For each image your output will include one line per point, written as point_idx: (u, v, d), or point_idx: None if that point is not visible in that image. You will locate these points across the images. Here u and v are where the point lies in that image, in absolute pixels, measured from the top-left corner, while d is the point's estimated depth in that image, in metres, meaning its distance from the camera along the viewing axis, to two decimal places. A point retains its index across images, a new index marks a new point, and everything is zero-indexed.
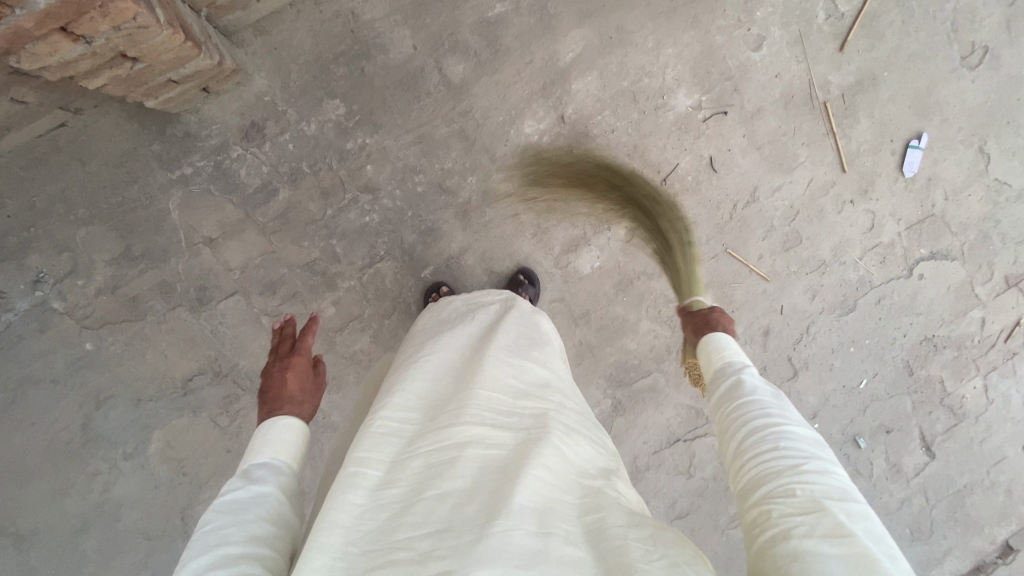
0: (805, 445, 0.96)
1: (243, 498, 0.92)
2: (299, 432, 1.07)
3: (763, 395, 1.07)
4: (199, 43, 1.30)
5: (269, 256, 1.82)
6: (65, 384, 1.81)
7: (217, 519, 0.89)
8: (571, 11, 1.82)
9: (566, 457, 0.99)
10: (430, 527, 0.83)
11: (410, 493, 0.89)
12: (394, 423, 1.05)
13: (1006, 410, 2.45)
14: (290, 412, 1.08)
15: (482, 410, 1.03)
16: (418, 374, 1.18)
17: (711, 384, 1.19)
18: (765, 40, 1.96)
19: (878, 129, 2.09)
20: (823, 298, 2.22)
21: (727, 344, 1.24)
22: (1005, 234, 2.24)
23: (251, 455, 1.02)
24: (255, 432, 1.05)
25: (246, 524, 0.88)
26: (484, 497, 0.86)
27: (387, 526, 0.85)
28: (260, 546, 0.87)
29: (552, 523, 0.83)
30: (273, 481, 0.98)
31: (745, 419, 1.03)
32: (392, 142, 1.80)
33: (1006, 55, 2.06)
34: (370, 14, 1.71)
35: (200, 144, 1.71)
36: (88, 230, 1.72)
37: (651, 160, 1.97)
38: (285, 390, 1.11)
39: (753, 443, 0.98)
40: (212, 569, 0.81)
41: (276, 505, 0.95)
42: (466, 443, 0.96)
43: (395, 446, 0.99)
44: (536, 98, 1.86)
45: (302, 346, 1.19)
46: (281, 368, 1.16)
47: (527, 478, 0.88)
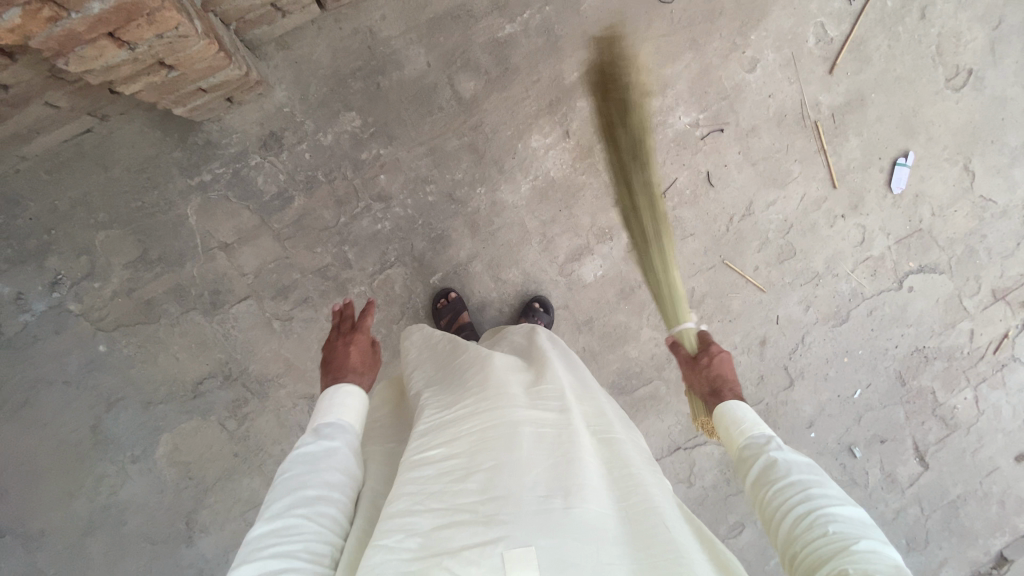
0: (851, 527, 0.99)
1: (316, 450, 1.07)
2: (361, 400, 1.21)
3: (803, 472, 1.11)
4: (229, 54, 1.37)
5: (283, 262, 1.86)
6: (77, 386, 1.84)
7: (295, 467, 1.04)
8: (577, 33, 1.93)
9: (605, 451, 1.13)
10: (491, 495, 0.98)
11: (470, 466, 1.04)
12: (448, 407, 1.18)
13: (997, 420, 2.52)
14: (353, 380, 1.23)
15: (530, 403, 1.18)
16: (470, 367, 1.31)
17: (742, 457, 1.23)
18: (759, 62, 2.07)
19: (867, 147, 2.20)
20: (817, 309, 2.29)
21: (745, 412, 1.29)
22: (990, 248, 2.34)
23: (321, 414, 1.16)
24: (322, 396, 1.19)
25: (321, 473, 1.04)
26: (539, 476, 1.02)
27: (451, 492, 0.99)
28: (333, 491, 1.02)
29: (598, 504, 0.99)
30: (340, 438, 1.12)
31: (787, 505, 1.06)
32: (405, 153, 1.88)
33: (987, 79, 2.19)
34: (387, 32, 1.80)
35: (220, 152, 1.78)
36: (108, 234, 1.77)
37: (652, 173, 2.06)
38: (348, 362, 1.26)
39: (800, 525, 1.02)
40: (295, 507, 0.97)
41: (344, 458, 1.09)
42: (519, 427, 1.11)
43: (450, 425, 1.13)
44: (543, 114, 1.95)
45: (363, 326, 1.34)
46: (345, 342, 1.31)
47: (576, 467, 1.04)
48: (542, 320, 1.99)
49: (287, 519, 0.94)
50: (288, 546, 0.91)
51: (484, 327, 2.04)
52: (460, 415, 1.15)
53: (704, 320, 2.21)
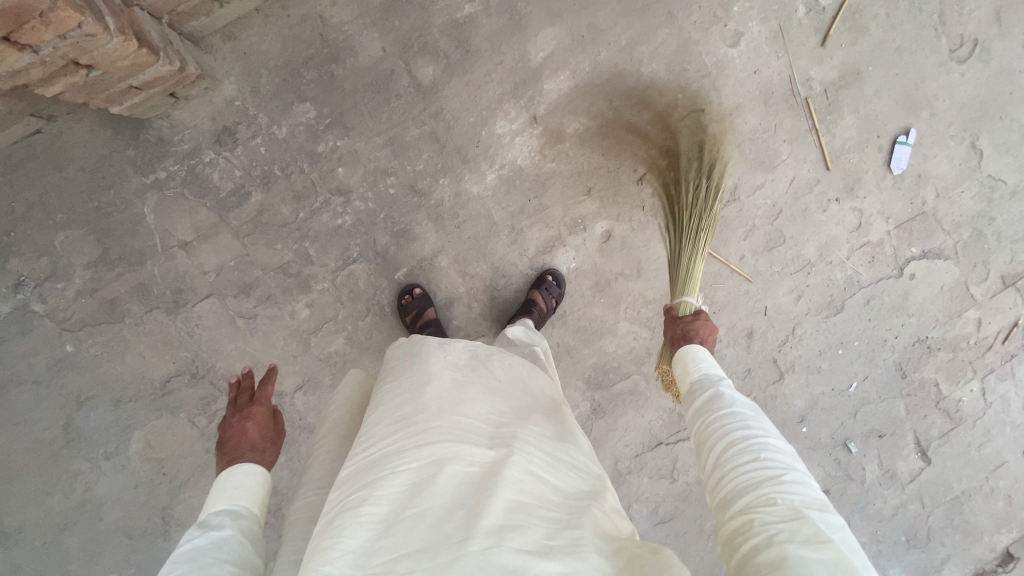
0: (783, 458, 0.99)
1: (199, 546, 1.00)
2: (258, 477, 1.13)
3: (743, 407, 1.09)
4: (156, 50, 1.32)
5: (243, 259, 1.83)
6: (49, 385, 1.86)
7: (176, 569, 0.96)
8: (542, 11, 1.81)
9: (540, 478, 1.07)
10: (408, 550, 0.92)
11: (392, 515, 0.98)
12: (373, 441, 1.13)
13: (1005, 414, 2.37)
14: (252, 459, 1.14)
15: (461, 432, 1.12)
16: (394, 391, 1.24)
17: (688, 395, 1.21)
18: (742, 36, 1.92)
19: (863, 125, 2.04)
20: (809, 299, 2.16)
21: (702, 354, 1.25)
22: (1000, 232, 2.19)
23: (212, 503, 1.08)
24: (218, 479, 1.12)
25: (205, 568, 0.96)
26: (461, 517, 0.95)
27: (370, 547, 0.94)
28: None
29: (524, 541, 0.92)
30: (231, 526, 1.05)
31: (723, 433, 1.04)
32: (363, 145, 1.81)
33: (995, 49, 2.05)
34: (339, 18, 1.72)
35: (173, 149, 1.74)
36: (67, 234, 1.76)
37: (627, 160, 1.95)
38: (245, 439, 1.16)
39: (729, 450, 1.01)
40: None
41: (235, 548, 1.01)
42: (445, 461, 1.04)
43: (373, 466, 1.07)
44: (507, 99, 1.85)
45: (261, 396, 1.25)
46: (240, 417, 1.21)
47: (499, 498, 0.97)
48: (555, 293, 1.95)
49: None
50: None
51: (452, 322, 1.99)
52: (385, 451, 1.09)
53: None
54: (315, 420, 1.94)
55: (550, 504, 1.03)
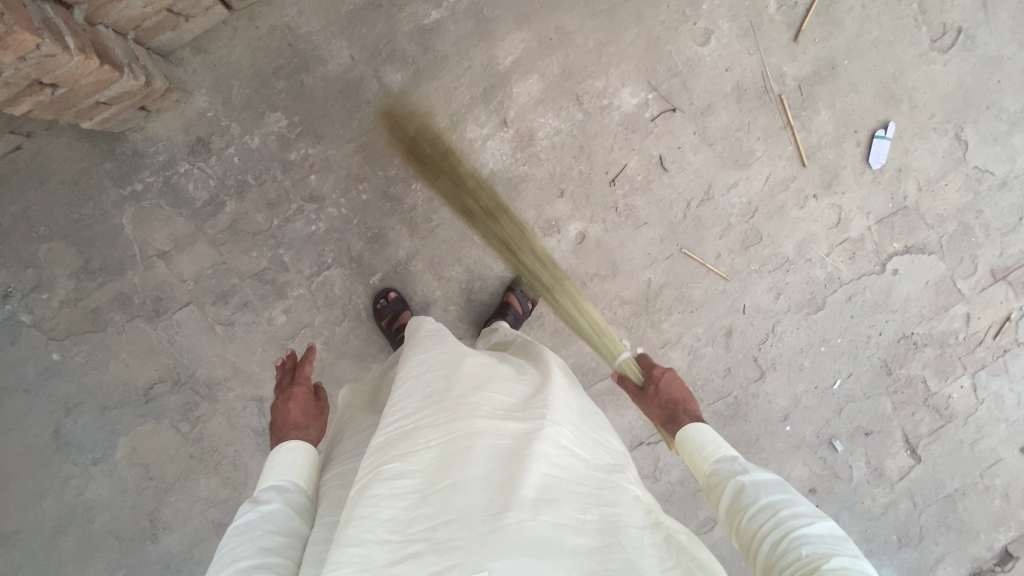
0: (825, 543, 0.97)
1: (253, 517, 1.09)
2: (303, 452, 1.24)
3: (773, 492, 1.08)
4: (119, 66, 1.36)
5: (221, 267, 1.87)
6: (36, 393, 1.91)
7: (232, 540, 1.05)
8: (509, 15, 1.82)
9: (568, 454, 1.13)
10: (445, 518, 0.96)
11: (427, 488, 1.02)
12: (405, 418, 1.17)
13: (998, 410, 2.34)
14: (296, 436, 1.26)
15: (492, 412, 1.17)
16: (423, 377, 1.28)
17: (711, 485, 1.19)
18: (713, 34, 1.91)
19: (839, 120, 2.02)
20: (789, 297, 2.15)
21: (707, 435, 1.25)
22: (987, 224, 2.15)
23: (261, 482, 1.19)
24: (267, 459, 1.23)
25: (258, 538, 1.05)
26: (496, 491, 1.00)
27: (406, 517, 0.98)
28: (271, 555, 1.03)
29: (557, 514, 0.98)
30: (278, 499, 1.15)
31: (760, 530, 1.03)
32: (335, 152, 1.83)
33: (978, 38, 2.01)
34: (307, 28, 1.75)
35: (149, 161, 1.78)
36: (50, 246, 1.81)
37: (600, 161, 1.95)
38: (289, 418, 1.29)
39: (775, 548, 0.99)
40: None
41: (282, 519, 1.11)
42: (478, 434, 1.10)
43: (406, 440, 1.11)
44: (477, 104, 1.86)
45: (303, 376, 1.39)
46: (285, 399, 1.35)
47: (533, 473, 1.02)
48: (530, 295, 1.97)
49: None
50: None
51: None
52: (419, 430, 1.13)
53: (663, 311, 2.10)
54: None
55: (579, 477, 1.10)
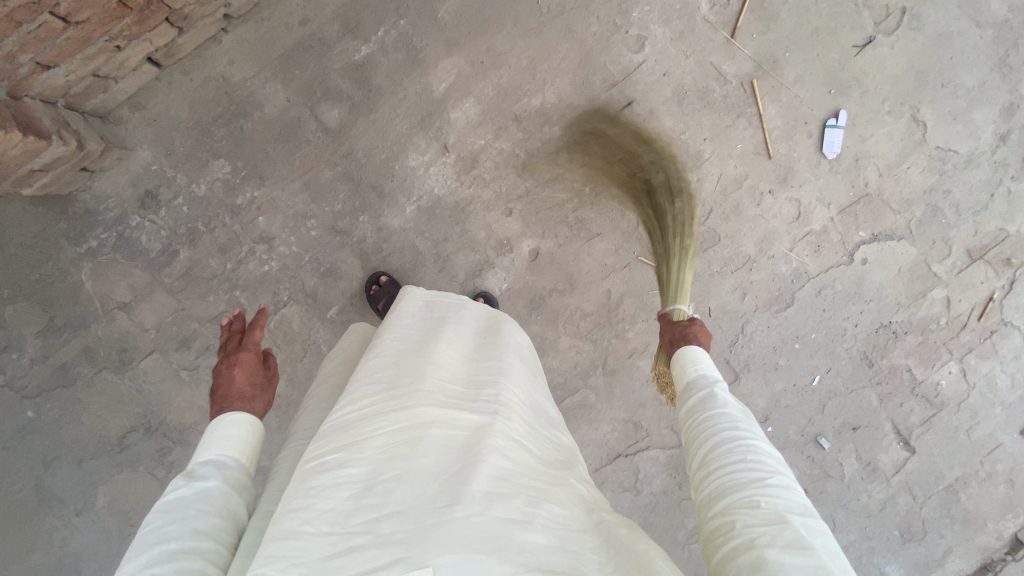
0: (770, 461, 0.96)
1: (185, 497, 0.99)
2: (247, 426, 1.13)
3: (736, 409, 1.07)
4: (45, 135, 1.41)
5: (180, 314, 1.90)
6: (16, 451, 1.95)
7: (160, 518, 0.96)
8: (438, 43, 1.83)
9: (522, 448, 1.08)
10: (389, 510, 0.90)
11: (372, 476, 0.96)
12: (352, 405, 1.10)
13: (992, 393, 2.24)
14: (239, 407, 1.15)
15: (444, 402, 1.10)
16: (378, 362, 1.21)
17: (683, 396, 1.18)
18: (646, 40, 1.90)
19: (788, 113, 1.98)
20: (755, 295, 2.10)
21: (701, 356, 1.22)
22: (957, 204, 2.08)
23: (200, 453, 1.08)
24: (208, 428, 1.11)
25: (188, 520, 0.96)
26: (444, 483, 0.94)
27: (349, 507, 0.91)
28: (201, 540, 0.94)
29: (510, 508, 0.92)
30: (217, 477, 1.04)
31: (713, 435, 1.02)
32: (280, 192, 1.85)
33: (925, 15, 1.97)
34: (240, 75, 1.78)
35: (101, 218, 1.83)
36: (15, 307, 1.86)
37: (545, 178, 1.94)
38: (234, 388, 1.18)
39: (717, 447, 0.99)
40: (152, 566, 0.88)
41: (219, 499, 1.01)
42: (428, 426, 1.04)
43: (353, 431, 1.04)
44: (416, 132, 1.87)
45: (249, 341, 1.26)
46: (229, 365, 1.22)
47: (484, 465, 0.96)
48: None
49: None
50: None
51: None
52: (365, 419, 1.06)
53: (626, 321, 2.06)
54: (266, 460, 1.99)
55: (532, 473, 1.04)
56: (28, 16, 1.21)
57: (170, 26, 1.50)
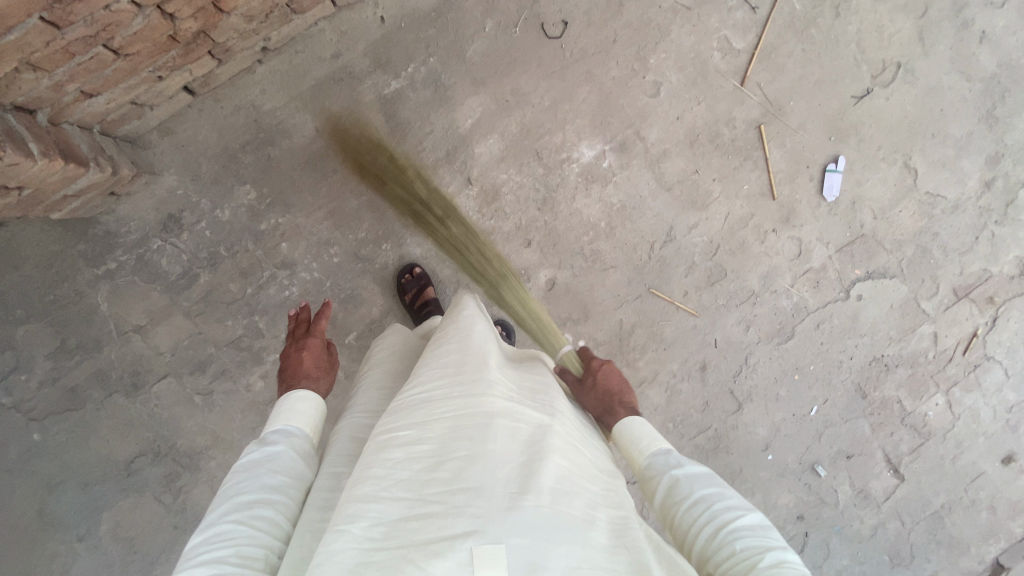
0: (759, 540, 0.97)
1: (258, 458, 1.08)
2: (313, 403, 1.22)
3: (705, 485, 1.09)
4: (84, 162, 1.42)
5: (197, 337, 1.90)
6: (18, 475, 1.90)
7: (237, 475, 1.05)
8: (466, 80, 1.90)
9: (579, 452, 1.12)
10: (461, 484, 0.92)
11: (444, 452, 0.98)
12: (423, 387, 1.13)
13: (975, 424, 2.36)
14: (305, 385, 1.24)
15: (509, 394, 1.13)
16: (443, 350, 1.24)
17: (645, 477, 1.18)
18: (662, 85, 2.00)
19: (792, 157, 2.10)
20: (759, 328, 2.19)
21: (643, 429, 1.23)
22: (944, 246, 2.22)
23: (270, 424, 1.18)
24: (276, 405, 1.21)
25: (258, 477, 1.04)
26: (512, 471, 0.96)
27: (422, 479, 0.94)
28: (271, 494, 1.02)
29: (572, 505, 0.96)
30: (285, 443, 1.12)
31: (695, 526, 1.03)
32: (304, 219, 1.88)
33: (918, 70, 2.11)
34: (270, 104, 1.82)
35: (122, 240, 1.83)
36: (26, 328, 1.83)
37: (563, 211, 2.01)
38: (301, 367, 1.27)
39: (710, 543, 1.00)
40: (229, 513, 0.97)
41: (286, 462, 1.09)
42: (497, 412, 1.06)
43: (423, 412, 1.06)
44: (441, 164, 1.93)
45: (317, 329, 1.37)
46: (298, 349, 1.33)
47: (550, 462, 1.00)
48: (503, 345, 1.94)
49: (218, 525, 0.95)
50: (217, 552, 0.90)
51: None
52: (435, 402, 1.08)
53: (637, 350, 2.12)
54: None
55: (589, 474, 1.08)
56: (82, 49, 1.22)
57: (211, 58, 1.53)
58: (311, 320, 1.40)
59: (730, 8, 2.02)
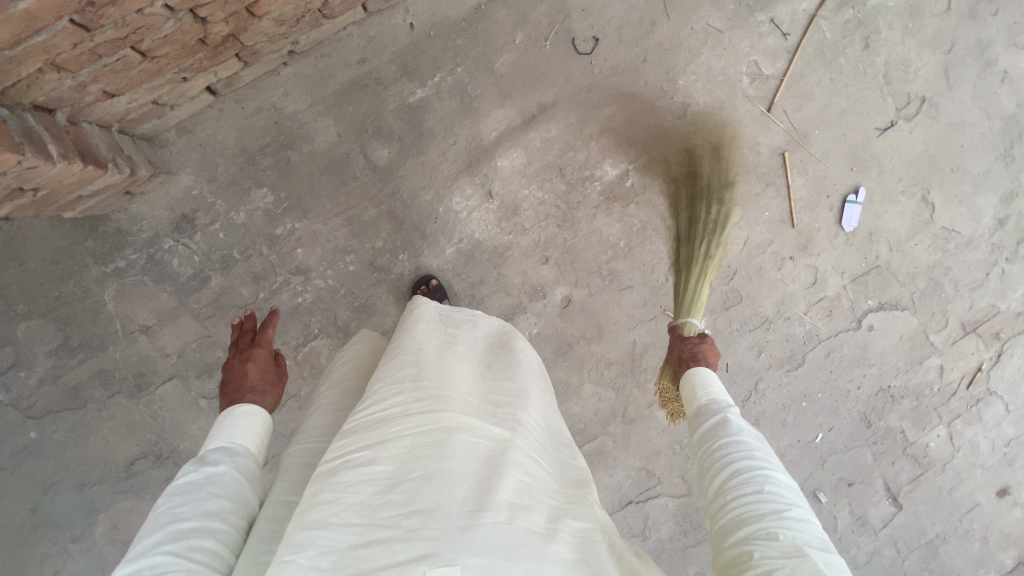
0: (787, 492, 0.94)
1: (195, 479, 0.96)
2: (258, 419, 1.11)
3: (748, 434, 1.05)
4: (103, 164, 1.37)
5: (205, 340, 1.85)
6: (13, 473, 1.85)
7: (169, 501, 0.93)
8: (492, 93, 1.87)
9: (542, 465, 1.03)
10: (416, 506, 0.83)
11: (397, 473, 0.88)
12: (375, 400, 1.02)
13: (975, 457, 2.38)
14: (250, 401, 1.12)
15: (466, 406, 1.04)
16: (396, 359, 1.13)
17: (693, 420, 1.15)
18: (689, 107, 1.98)
19: (814, 186, 2.10)
20: (770, 354, 2.20)
21: (710, 377, 1.19)
22: (956, 280, 2.23)
23: (210, 442, 1.06)
24: (219, 418, 1.09)
25: (197, 501, 0.93)
26: (470, 489, 0.87)
27: (374, 501, 0.84)
28: (211, 521, 0.91)
29: (533, 520, 0.87)
30: (228, 461, 1.01)
31: (724, 463, 1.00)
32: (321, 226, 1.84)
33: (943, 104, 2.11)
34: (293, 107, 1.78)
35: (133, 239, 1.78)
36: (28, 324, 1.78)
37: (583, 229, 1.98)
38: (246, 381, 1.15)
39: (732, 480, 0.96)
40: (162, 544, 0.85)
41: (230, 484, 0.98)
42: (454, 427, 0.97)
43: (377, 428, 0.96)
44: (462, 176, 1.89)
45: (263, 339, 1.24)
46: (242, 361, 1.20)
47: (509, 475, 0.91)
48: None
49: (147, 559, 0.83)
50: None
51: None
52: (387, 418, 0.98)
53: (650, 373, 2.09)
54: None
55: (551, 490, 0.99)
56: (110, 51, 1.17)
57: (237, 61, 1.49)
58: (256, 329, 1.27)
59: (762, 33, 2.00)
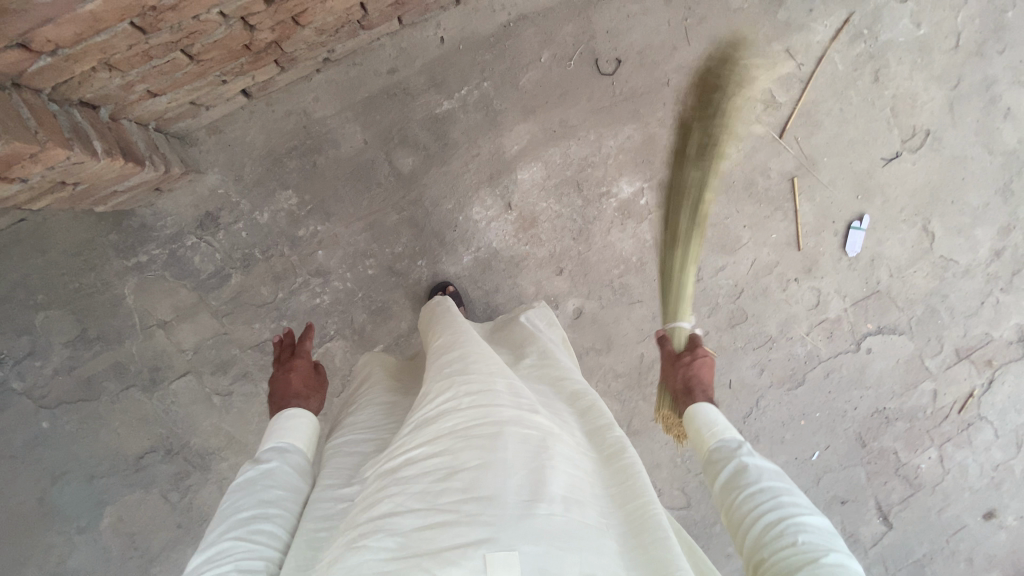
0: (820, 538, 0.96)
1: (253, 473, 1.00)
2: (306, 419, 1.13)
3: (772, 478, 1.08)
4: (141, 161, 1.40)
5: (222, 337, 1.87)
6: (22, 462, 1.85)
7: (232, 493, 0.97)
8: (516, 108, 1.92)
9: (587, 453, 1.05)
10: (474, 495, 0.85)
11: (455, 462, 0.90)
12: (427, 398, 1.04)
13: (963, 480, 2.45)
14: (295, 404, 1.14)
15: (516, 397, 1.05)
16: (444, 358, 1.15)
17: (710, 461, 1.17)
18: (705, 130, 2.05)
19: (820, 212, 2.17)
20: (771, 372, 2.27)
21: (714, 415, 1.23)
22: (952, 308, 2.31)
23: (262, 441, 1.10)
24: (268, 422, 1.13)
25: (256, 493, 0.96)
26: (525, 477, 0.89)
27: (434, 489, 0.86)
28: (271, 507, 0.95)
29: (585, 512, 0.88)
30: (280, 457, 1.05)
31: (756, 513, 1.02)
32: (343, 229, 1.87)
33: (946, 138, 2.19)
34: (322, 112, 1.82)
35: (156, 234, 1.80)
36: (46, 314, 1.79)
37: (597, 243, 2.03)
38: (290, 389, 1.18)
39: (769, 531, 0.99)
40: (228, 532, 0.89)
41: (284, 475, 1.01)
42: (506, 418, 0.98)
43: (433, 422, 0.98)
44: (483, 186, 1.94)
45: (302, 350, 1.27)
46: (285, 371, 1.22)
47: (559, 468, 0.93)
48: None
49: (217, 545, 0.88)
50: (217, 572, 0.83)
51: None
52: (441, 409, 1.00)
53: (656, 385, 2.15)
54: None
55: (598, 473, 1.01)
56: (161, 53, 1.21)
57: (275, 66, 1.53)
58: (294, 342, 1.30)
59: (778, 62, 2.07)
